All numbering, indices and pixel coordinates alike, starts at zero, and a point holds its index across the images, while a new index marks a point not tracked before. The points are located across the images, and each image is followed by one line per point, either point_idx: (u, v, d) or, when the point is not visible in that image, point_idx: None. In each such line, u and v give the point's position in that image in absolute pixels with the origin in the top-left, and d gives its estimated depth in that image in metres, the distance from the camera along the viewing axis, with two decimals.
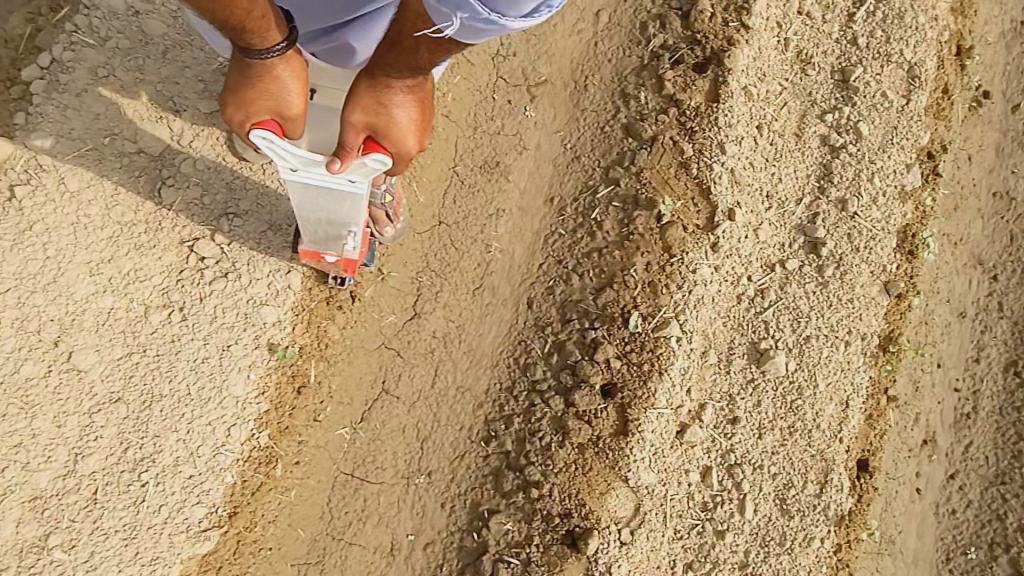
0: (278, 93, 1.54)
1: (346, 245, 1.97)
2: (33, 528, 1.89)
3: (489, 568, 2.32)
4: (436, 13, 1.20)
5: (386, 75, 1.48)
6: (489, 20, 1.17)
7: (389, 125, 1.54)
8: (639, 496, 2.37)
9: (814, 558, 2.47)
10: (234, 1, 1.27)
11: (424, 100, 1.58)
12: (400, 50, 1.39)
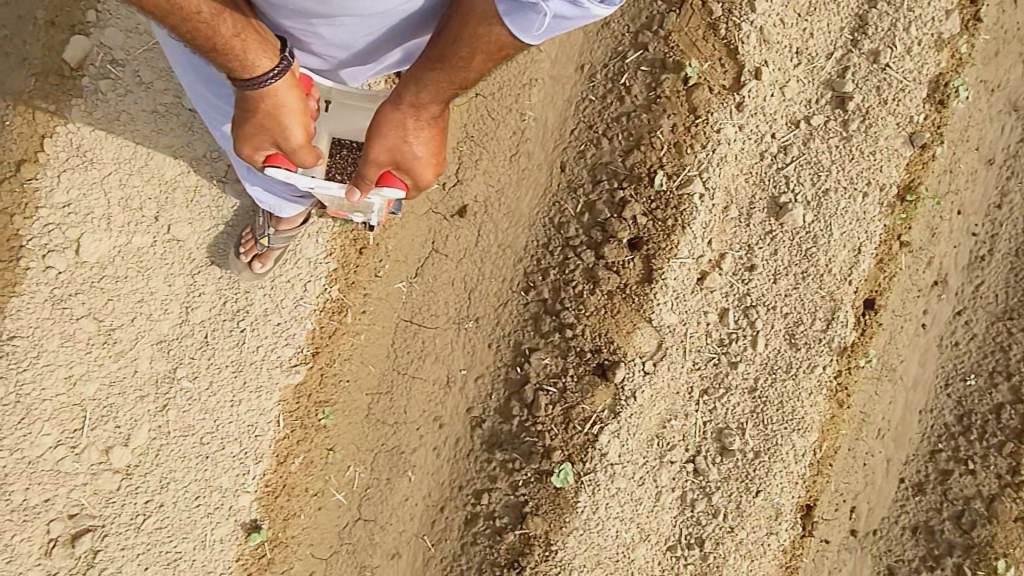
0: (278, 125, 1.61)
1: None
2: (163, 364, 2.35)
3: (531, 394, 2.74)
4: (521, 6, 1.28)
5: (412, 109, 1.61)
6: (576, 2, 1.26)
7: (407, 159, 1.70)
8: (661, 335, 2.70)
9: (816, 382, 2.81)
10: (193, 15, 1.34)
11: (441, 133, 1.72)
12: (443, 69, 1.49)
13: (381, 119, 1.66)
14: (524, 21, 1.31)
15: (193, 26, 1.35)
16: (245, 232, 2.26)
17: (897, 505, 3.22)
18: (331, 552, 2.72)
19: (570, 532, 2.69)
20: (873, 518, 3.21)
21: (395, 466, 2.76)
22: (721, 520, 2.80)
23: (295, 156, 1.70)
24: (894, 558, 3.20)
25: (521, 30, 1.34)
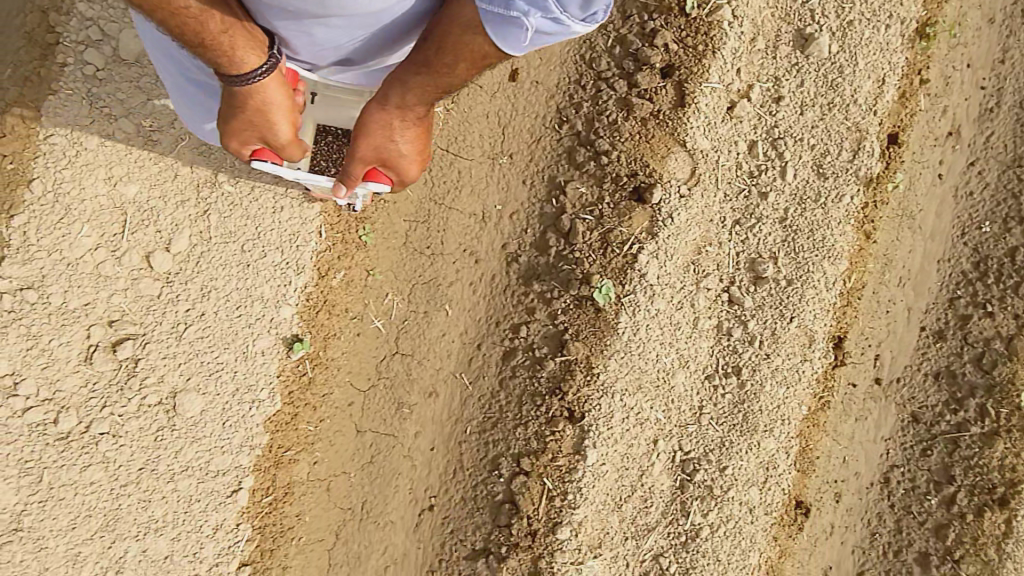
0: (265, 118, 1.68)
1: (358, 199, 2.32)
2: (203, 168, 2.36)
3: (567, 223, 2.74)
4: (506, 19, 1.34)
5: (401, 112, 1.72)
6: (557, 19, 1.33)
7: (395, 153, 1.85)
8: (694, 162, 2.75)
9: (844, 213, 2.85)
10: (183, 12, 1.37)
11: (425, 128, 1.83)
12: (430, 72, 1.56)
13: (370, 114, 1.74)
14: (506, 34, 1.36)
15: (183, 24, 1.40)
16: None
17: (919, 353, 3.18)
18: (369, 387, 2.68)
19: (612, 355, 2.69)
20: (896, 366, 3.17)
21: (432, 300, 2.74)
22: (757, 348, 2.83)
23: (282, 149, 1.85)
24: (918, 405, 3.18)
25: (503, 40, 1.39)
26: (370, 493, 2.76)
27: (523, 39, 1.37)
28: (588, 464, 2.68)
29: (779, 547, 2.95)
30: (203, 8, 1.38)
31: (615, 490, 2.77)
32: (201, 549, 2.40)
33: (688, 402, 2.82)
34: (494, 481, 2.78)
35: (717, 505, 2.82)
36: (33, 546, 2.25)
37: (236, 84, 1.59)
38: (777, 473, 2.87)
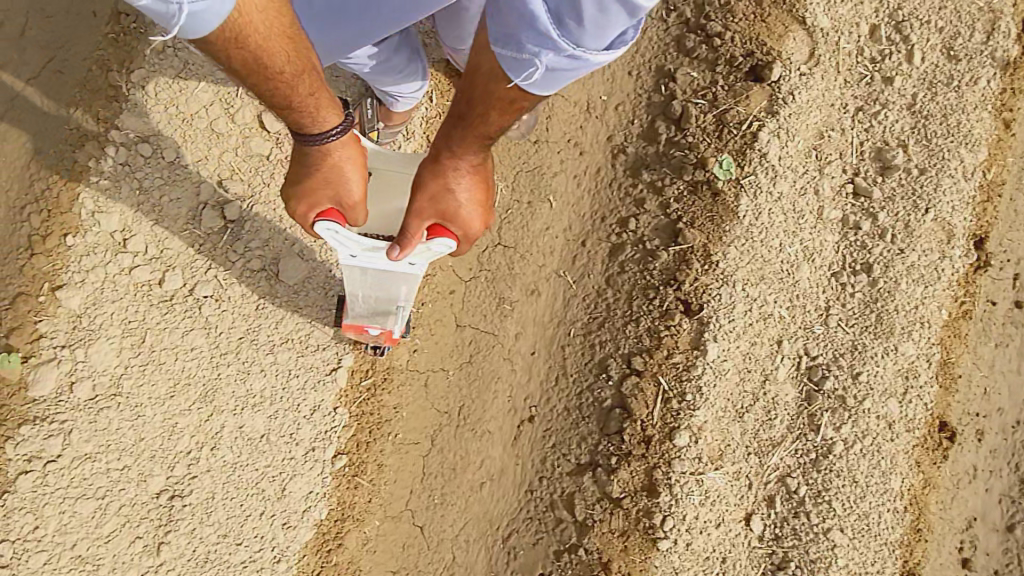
0: (338, 178, 1.60)
1: (392, 323, 2.06)
2: None
3: (678, 109, 2.59)
4: (518, 62, 1.28)
5: (452, 160, 1.59)
6: (573, 56, 1.22)
7: (455, 210, 1.65)
8: (813, 43, 2.61)
9: (981, 97, 2.64)
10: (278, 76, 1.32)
11: (484, 178, 1.67)
12: (466, 118, 1.49)
13: (423, 175, 1.65)
14: (520, 76, 1.30)
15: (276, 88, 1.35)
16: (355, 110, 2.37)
17: None
18: (471, 278, 2.57)
19: (731, 243, 2.51)
20: None
21: (536, 189, 2.62)
22: (889, 243, 2.59)
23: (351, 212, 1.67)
24: None
25: (519, 82, 1.32)
26: (468, 398, 2.54)
27: (537, 79, 1.29)
28: (709, 360, 2.46)
29: (924, 477, 2.59)
30: (296, 73, 1.34)
31: (736, 396, 2.51)
32: (297, 431, 2.25)
33: (814, 302, 2.58)
34: (602, 387, 2.55)
35: (852, 417, 2.53)
36: (131, 414, 2.15)
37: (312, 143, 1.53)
38: (918, 384, 2.57)
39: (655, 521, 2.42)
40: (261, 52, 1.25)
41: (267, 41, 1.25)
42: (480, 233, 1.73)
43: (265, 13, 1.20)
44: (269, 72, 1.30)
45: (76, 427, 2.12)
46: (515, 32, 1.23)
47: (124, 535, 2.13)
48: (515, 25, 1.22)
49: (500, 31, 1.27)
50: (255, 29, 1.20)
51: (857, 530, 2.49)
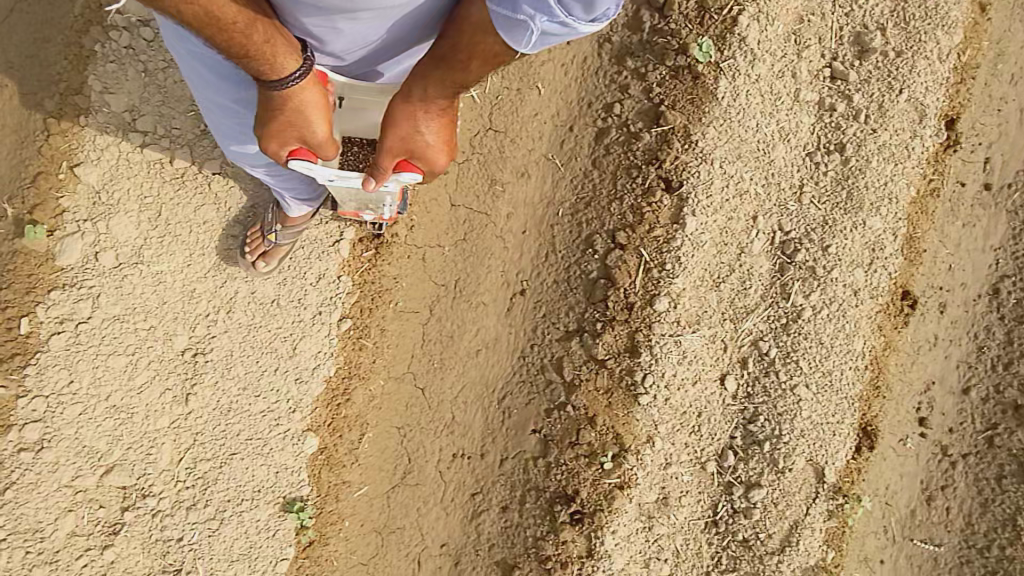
0: (303, 121, 1.59)
1: (383, 209, 2.18)
2: None
3: None
4: (510, 23, 1.23)
5: (424, 104, 1.59)
6: (565, 23, 1.20)
7: (424, 149, 1.70)
8: None
9: None
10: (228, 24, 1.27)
11: (453, 118, 1.67)
12: (446, 68, 1.44)
13: (394, 109, 1.63)
14: (512, 33, 1.26)
15: (229, 36, 1.30)
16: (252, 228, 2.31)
17: None
18: (464, 160, 2.70)
19: (710, 123, 2.61)
20: (1007, 171, 3.02)
21: (525, 76, 2.71)
22: (863, 123, 2.68)
23: (320, 149, 1.68)
24: None
25: (511, 41, 1.28)
26: (462, 272, 2.72)
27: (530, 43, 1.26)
28: (687, 233, 2.62)
29: (885, 339, 2.80)
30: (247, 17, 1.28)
31: (714, 267, 2.68)
32: (305, 296, 2.47)
33: (790, 180, 2.70)
34: (588, 260, 2.71)
35: (820, 286, 2.71)
36: (152, 279, 2.32)
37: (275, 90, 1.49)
38: (884, 256, 2.73)
39: (636, 378, 2.65)
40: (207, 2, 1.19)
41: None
42: (444, 165, 1.79)
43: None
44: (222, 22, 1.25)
45: (105, 291, 2.29)
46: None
47: (155, 386, 2.36)
48: None
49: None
50: None
51: (822, 386, 2.74)
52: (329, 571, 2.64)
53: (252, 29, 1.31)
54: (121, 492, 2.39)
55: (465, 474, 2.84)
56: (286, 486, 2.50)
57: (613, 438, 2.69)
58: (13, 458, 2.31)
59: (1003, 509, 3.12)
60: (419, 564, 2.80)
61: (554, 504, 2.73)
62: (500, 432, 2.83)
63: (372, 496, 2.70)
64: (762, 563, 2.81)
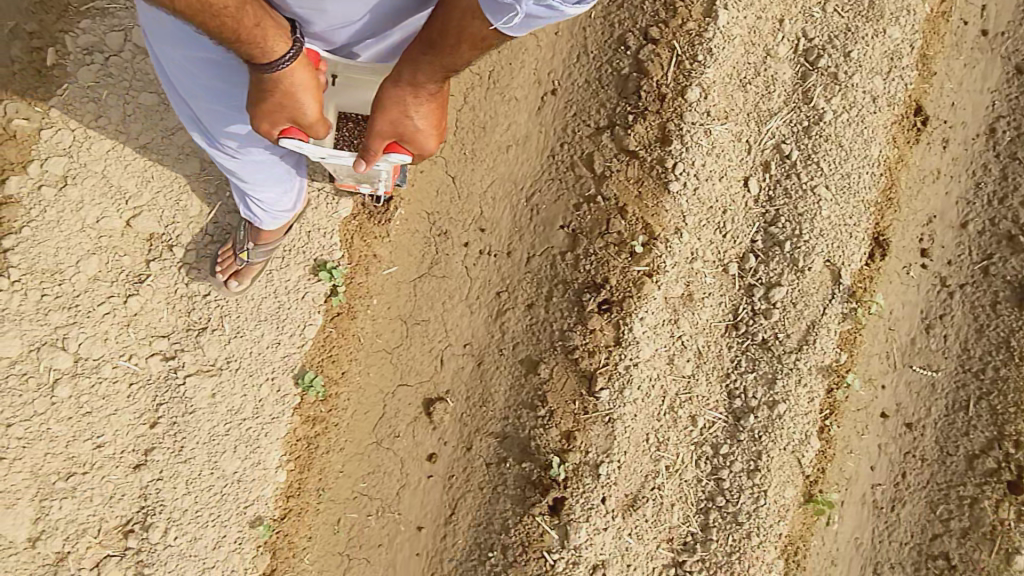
0: (293, 104, 1.55)
1: (378, 182, 2.20)
2: None
3: None
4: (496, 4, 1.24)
5: (414, 94, 1.60)
6: (549, 6, 1.21)
7: (413, 135, 1.73)
8: None
9: None
10: (221, 10, 1.24)
11: (443, 108, 1.70)
12: (436, 55, 1.47)
13: (384, 93, 1.64)
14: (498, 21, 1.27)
15: (222, 22, 1.26)
16: (223, 247, 2.32)
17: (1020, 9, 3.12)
18: None
19: None
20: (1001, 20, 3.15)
21: None
22: None
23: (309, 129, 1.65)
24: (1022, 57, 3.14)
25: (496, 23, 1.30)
26: (497, 64, 2.76)
27: (515, 23, 1.27)
28: (720, 27, 2.73)
29: (898, 151, 2.89)
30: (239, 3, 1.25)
31: (741, 67, 2.79)
32: None
33: None
34: (620, 58, 2.76)
35: (842, 91, 2.80)
36: None
37: (262, 72, 1.45)
38: (901, 65, 2.85)
39: (667, 166, 2.73)
40: None
41: None
42: (433, 148, 1.82)
43: None
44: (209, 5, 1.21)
45: (136, 24, 2.28)
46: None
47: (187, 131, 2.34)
48: None
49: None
50: None
51: (840, 187, 2.80)
52: (354, 349, 2.60)
53: (243, 15, 1.27)
54: (145, 241, 2.33)
55: (490, 272, 2.78)
56: (317, 248, 2.52)
57: (642, 227, 2.72)
58: (34, 195, 2.22)
59: (998, 334, 3.16)
60: (443, 362, 2.76)
61: (583, 294, 2.73)
62: (527, 229, 2.80)
63: (400, 280, 2.67)
64: (781, 363, 2.82)
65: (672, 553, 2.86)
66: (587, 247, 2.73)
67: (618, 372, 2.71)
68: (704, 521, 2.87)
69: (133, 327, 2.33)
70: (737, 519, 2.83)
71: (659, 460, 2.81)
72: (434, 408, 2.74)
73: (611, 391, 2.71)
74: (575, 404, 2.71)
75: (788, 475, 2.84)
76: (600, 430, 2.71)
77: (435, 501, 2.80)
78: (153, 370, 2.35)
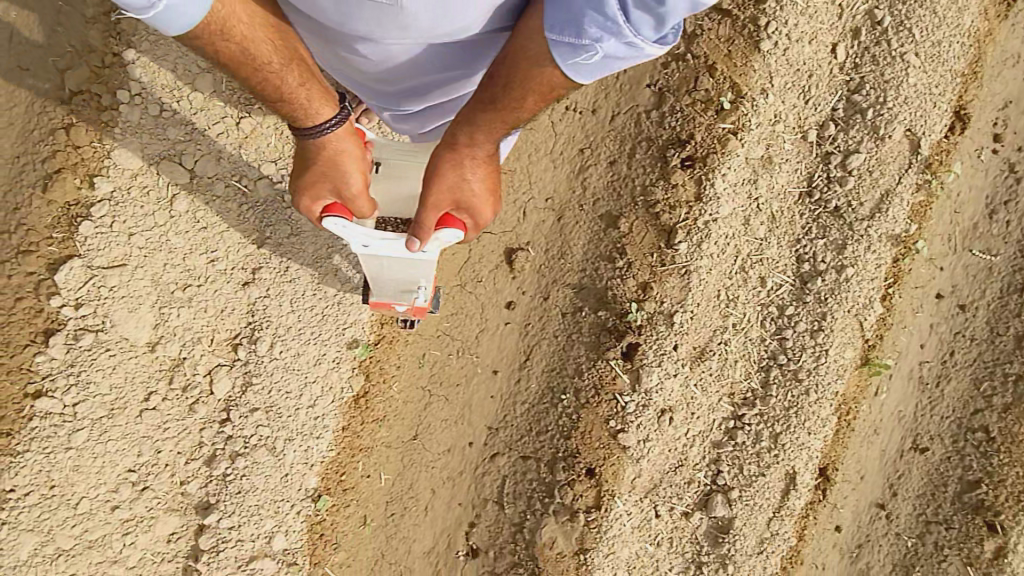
0: (337, 171, 1.81)
1: (417, 296, 2.23)
2: None
3: None
4: (574, 47, 1.35)
5: (472, 151, 1.72)
6: (630, 45, 1.31)
7: (469, 195, 1.79)
8: None
9: None
10: (265, 64, 1.58)
11: (493, 167, 1.82)
12: (496, 109, 1.59)
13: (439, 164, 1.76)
14: (577, 58, 1.37)
15: (266, 78, 1.61)
16: None
17: None
18: None
19: None
20: None
21: None
22: None
23: (353, 203, 1.85)
24: None
25: (572, 64, 1.39)
26: None
27: (591, 62, 1.38)
28: None
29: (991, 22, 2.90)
30: (280, 55, 1.60)
31: None
32: None
33: None
34: None
35: None
36: None
37: (308, 137, 1.76)
38: None
39: (761, 25, 2.79)
40: (243, 42, 1.51)
41: (249, 35, 1.51)
42: (488, 219, 1.89)
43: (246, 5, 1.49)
44: (256, 62, 1.57)
45: None
46: (578, 18, 1.29)
47: None
48: (578, 9, 1.28)
49: (558, 18, 1.33)
50: (237, 18, 1.49)
51: (929, 55, 2.84)
52: None
53: (284, 73, 1.62)
54: None
55: (575, 129, 2.87)
56: None
57: (730, 85, 2.78)
58: None
59: None
60: (525, 213, 2.86)
61: (667, 150, 2.79)
62: (613, 88, 2.86)
63: None
64: (851, 231, 2.90)
65: (733, 406, 3.01)
66: (674, 104, 2.78)
67: (697, 227, 2.79)
68: (764, 378, 3.01)
69: (245, 148, 2.45)
70: (797, 377, 2.97)
71: (727, 316, 2.93)
72: (516, 257, 2.85)
73: (689, 244, 2.79)
74: (652, 256, 2.81)
75: (849, 337, 2.97)
76: (675, 281, 2.81)
77: (511, 347, 2.94)
78: (263, 193, 2.46)
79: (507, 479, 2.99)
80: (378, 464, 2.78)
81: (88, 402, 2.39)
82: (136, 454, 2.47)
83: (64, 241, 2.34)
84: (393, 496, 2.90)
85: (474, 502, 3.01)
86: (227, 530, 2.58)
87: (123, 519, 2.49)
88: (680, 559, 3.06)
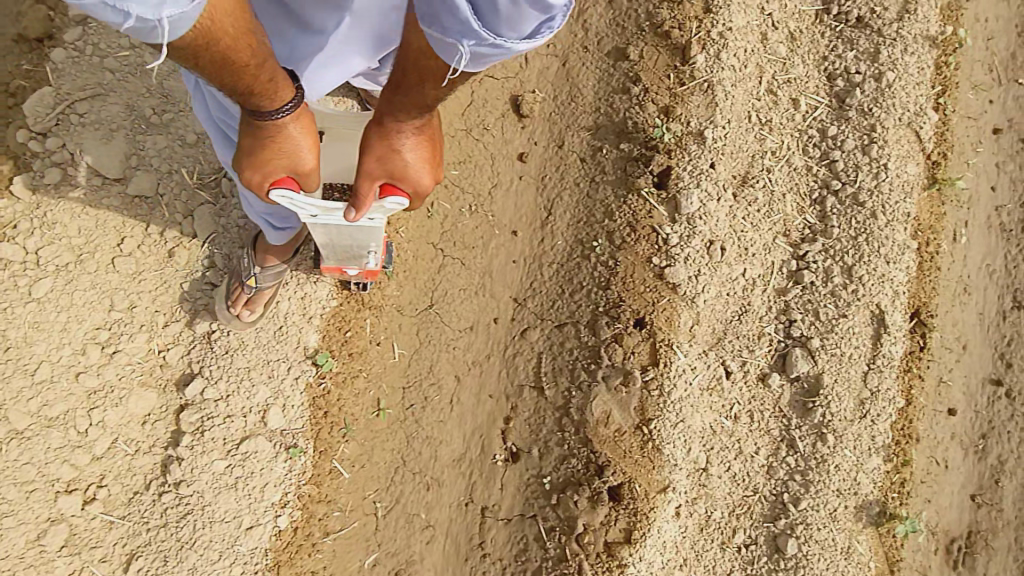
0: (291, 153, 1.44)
1: (367, 261, 2.00)
2: None
3: None
4: (441, 45, 1.12)
5: (395, 121, 1.38)
6: (498, 43, 1.09)
7: (404, 171, 1.45)
8: None
9: None
10: (242, 68, 1.18)
11: (433, 136, 1.47)
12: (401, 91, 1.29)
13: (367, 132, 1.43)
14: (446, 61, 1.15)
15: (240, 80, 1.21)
16: (231, 279, 2.19)
17: None
18: None
19: None
20: None
21: None
22: None
23: (303, 179, 1.51)
24: None
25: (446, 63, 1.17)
26: None
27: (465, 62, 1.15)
28: None
29: None
30: (260, 60, 1.20)
31: None
32: None
33: None
34: None
35: None
36: None
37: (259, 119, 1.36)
38: None
39: None
40: (229, 52, 1.12)
41: (234, 38, 1.11)
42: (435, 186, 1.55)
43: (233, 14, 1.08)
44: (233, 66, 1.16)
45: None
46: (437, 13, 1.06)
47: None
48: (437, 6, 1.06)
49: (425, 8, 1.08)
50: (224, 29, 1.07)
51: None
52: None
53: (261, 71, 1.22)
54: None
55: None
56: None
57: None
58: None
59: None
60: (527, 60, 2.69)
61: None
62: None
63: None
64: (882, 36, 2.68)
65: (790, 245, 2.63)
66: None
67: (712, 39, 2.62)
68: (821, 212, 2.64)
69: None
70: (858, 201, 2.60)
71: (764, 141, 2.64)
72: (522, 102, 2.64)
73: (707, 57, 2.61)
74: (669, 78, 2.61)
75: (908, 150, 2.63)
76: (700, 99, 2.59)
77: (530, 205, 2.63)
78: None
79: (543, 355, 2.54)
80: (389, 330, 2.48)
81: (54, 245, 2.20)
82: (108, 309, 2.25)
83: (35, 76, 2.21)
84: (410, 381, 2.48)
85: (508, 392, 2.55)
86: (212, 404, 2.29)
87: (88, 388, 2.22)
88: (768, 438, 2.54)
